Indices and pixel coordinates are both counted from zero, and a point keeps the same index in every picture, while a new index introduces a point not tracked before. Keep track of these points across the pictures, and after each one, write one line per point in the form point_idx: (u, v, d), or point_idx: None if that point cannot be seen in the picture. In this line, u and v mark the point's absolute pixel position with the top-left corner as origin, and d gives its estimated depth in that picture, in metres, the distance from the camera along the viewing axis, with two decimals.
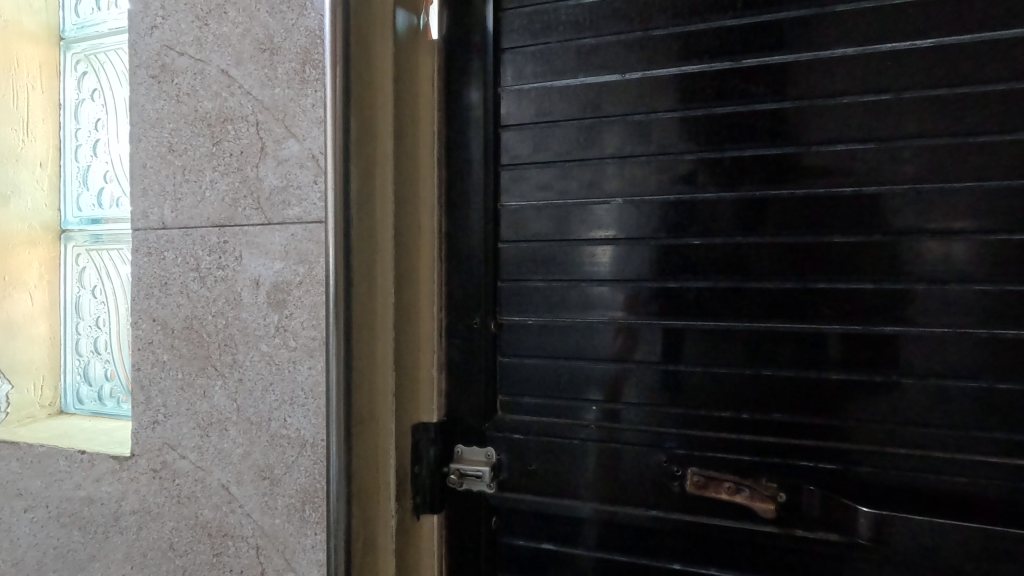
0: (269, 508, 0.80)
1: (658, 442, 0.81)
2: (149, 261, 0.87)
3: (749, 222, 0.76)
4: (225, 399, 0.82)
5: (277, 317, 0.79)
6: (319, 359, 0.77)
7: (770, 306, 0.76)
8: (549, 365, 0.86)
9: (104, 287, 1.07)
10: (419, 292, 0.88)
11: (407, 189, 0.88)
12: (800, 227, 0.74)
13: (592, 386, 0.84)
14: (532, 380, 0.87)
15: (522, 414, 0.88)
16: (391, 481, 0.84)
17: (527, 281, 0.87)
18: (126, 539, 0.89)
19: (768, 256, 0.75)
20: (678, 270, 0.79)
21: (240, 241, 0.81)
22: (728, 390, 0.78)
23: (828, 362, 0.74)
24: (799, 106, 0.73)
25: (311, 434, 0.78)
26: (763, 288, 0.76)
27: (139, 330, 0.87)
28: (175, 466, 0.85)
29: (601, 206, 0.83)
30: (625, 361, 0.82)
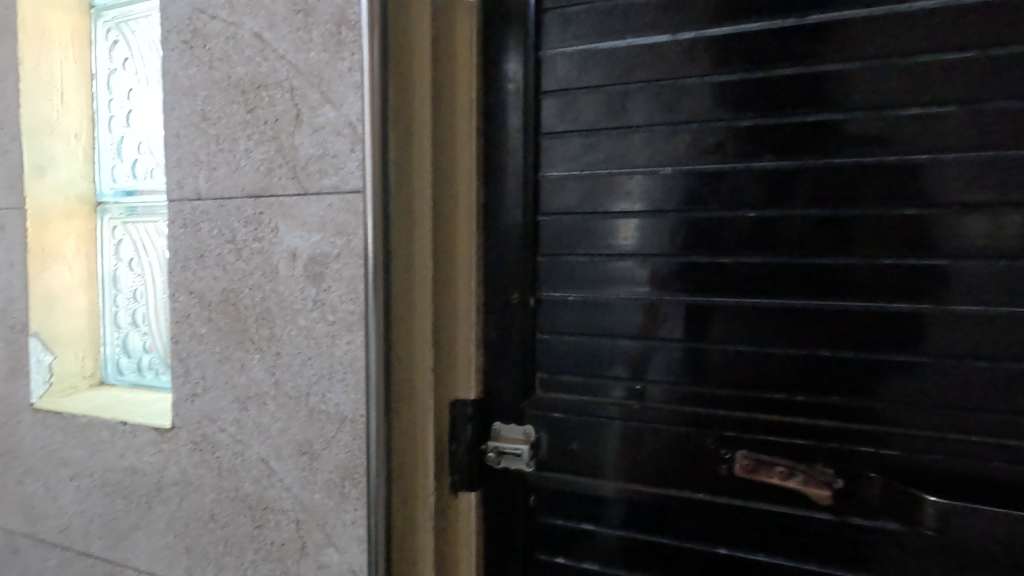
0: (309, 482, 0.79)
1: (696, 424, 0.78)
2: (185, 233, 0.86)
3: (797, 194, 0.71)
4: (263, 372, 0.81)
5: (315, 291, 0.77)
6: (358, 334, 0.75)
7: (810, 281, 0.71)
8: (586, 342, 0.83)
9: (142, 259, 1.08)
10: (455, 267, 0.85)
11: (444, 161, 0.84)
12: (855, 200, 0.69)
13: (635, 367, 0.80)
14: (574, 359, 0.84)
15: (561, 394, 0.85)
16: (426, 459, 0.82)
17: (567, 256, 0.83)
18: (168, 509, 0.90)
19: (822, 229, 0.70)
20: (717, 246, 0.75)
21: (276, 213, 0.79)
22: (768, 370, 0.74)
23: (874, 346, 0.69)
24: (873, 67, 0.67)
25: (350, 410, 0.76)
26: (805, 264, 0.71)
27: (177, 303, 0.87)
28: (215, 439, 0.85)
29: (630, 177, 0.79)
30: (659, 340, 0.79)
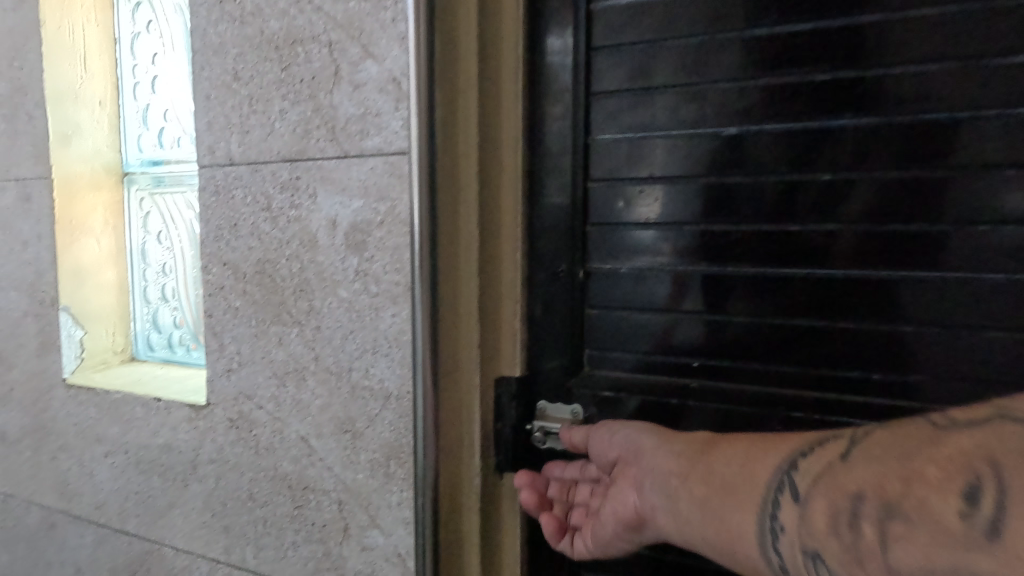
0: (351, 462, 0.75)
1: (736, 405, 0.71)
2: (217, 201, 0.81)
3: (843, 153, 0.64)
4: (302, 347, 0.77)
5: (357, 260, 0.73)
6: (404, 306, 0.71)
7: (851, 249, 0.65)
8: (628, 318, 0.77)
9: (171, 232, 1.04)
10: (500, 236, 0.80)
11: (489, 121, 0.78)
12: (908, 157, 0.62)
13: (689, 347, 0.74)
14: (625, 335, 0.78)
15: (610, 373, 0.79)
16: (470, 439, 0.78)
17: (617, 226, 0.77)
18: (205, 487, 0.87)
19: (876, 192, 0.63)
20: (753, 212, 0.69)
21: (314, 178, 0.74)
22: (807, 347, 0.68)
23: (924, 318, 0.63)
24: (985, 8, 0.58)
25: (395, 387, 0.72)
26: (848, 230, 0.65)
27: (211, 275, 0.83)
28: (252, 417, 0.82)
29: (656, 141, 0.73)
30: (682, 313, 0.74)
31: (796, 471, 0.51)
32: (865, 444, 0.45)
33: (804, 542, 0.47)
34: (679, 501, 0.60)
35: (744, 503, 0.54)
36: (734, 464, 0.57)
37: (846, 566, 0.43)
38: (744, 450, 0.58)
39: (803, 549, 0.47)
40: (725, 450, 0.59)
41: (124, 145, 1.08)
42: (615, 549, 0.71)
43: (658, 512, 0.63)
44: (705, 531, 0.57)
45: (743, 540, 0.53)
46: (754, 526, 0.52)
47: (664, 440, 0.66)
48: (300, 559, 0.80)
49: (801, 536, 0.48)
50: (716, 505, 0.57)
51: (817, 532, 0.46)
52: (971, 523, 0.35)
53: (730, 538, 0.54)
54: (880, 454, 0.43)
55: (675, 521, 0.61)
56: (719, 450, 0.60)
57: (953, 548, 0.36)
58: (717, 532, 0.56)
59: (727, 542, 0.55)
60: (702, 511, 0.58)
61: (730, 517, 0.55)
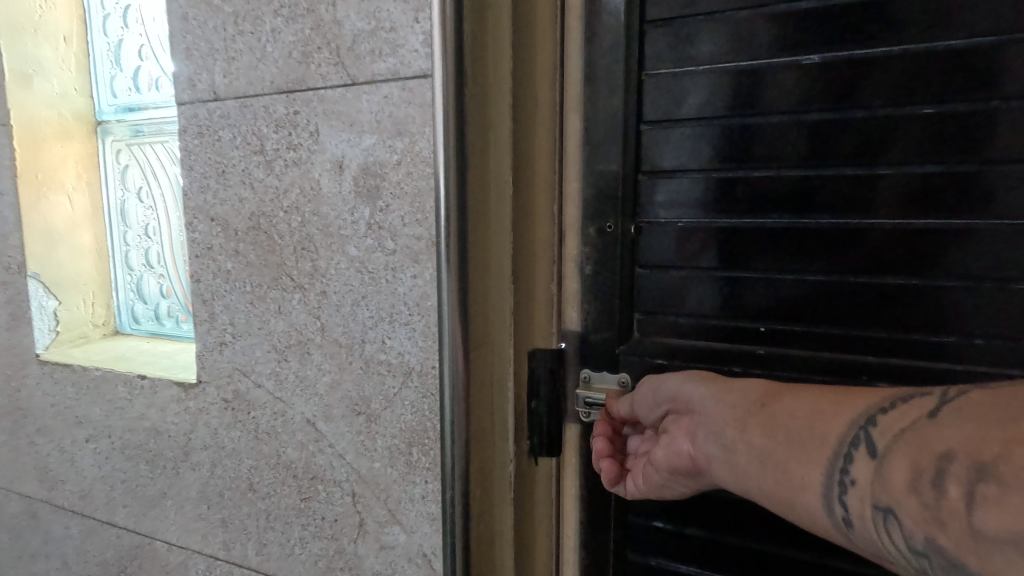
0: (366, 449, 0.65)
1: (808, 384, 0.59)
2: (201, 144, 0.69)
3: (958, 73, 0.50)
4: (306, 316, 0.66)
5: (370, 211, 0.60)
6: (426, 265, 0.59)
7: (959, 188, 0.51)
8: (675, 283, 0.64)
9: (153, 190, 0.92)
10: (532, 186, 0.66)
11: (526, 41, 0.64)
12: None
13: (757, 316, 0.60)
14: (679, 303, 0.64)
15: (658, 347, 0.65)
16: (497, 424, 0.67)
17: (660, 178, 0.63)
18: (200, 476, 0.77)
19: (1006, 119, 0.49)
20: (834, 151, 0.55)
21: (316, 111, 0.62)
22: (890, 314, 0.55)
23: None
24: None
25: (418, 361, 0.60)
26: (960, 169, 0.51)
27: (197, 234, 0.71)
28: (250, 397, 0.71)
29: (704, 70, 0.59)
30: (698, 270, 0.62)
31: (875, 428, 0.42)
32: (959, 405, 0.39)
33: (876, 497, 0.41)
34: (733, 452, 0.52)
35: (814, 457, 0.46)
36: (801, 415, 0.48)
37: (921, 525, 0.36)
38: (812, 401, 0.49)
39: (873, 504, 0.41)
40: (788, 399, 0.50)
41: (97, 89, 0.94)
42: (667, 495, 0.62)
43: (714, 463, 0.54)
44: (761, 483, 0.49)
45: (805, 491, 0.45)
46: (824, 481, 0.44)
47: (716, 389, 0.56)
48: (310, 558, 0.70)
49: (875, 490, 0.41)
50: (777, 458, 0.48)
51: (894, 487, 0.39)
52: None
53: (799, 493, 0.46)
54: (977, 413, 0.37)
55: (731, 472, 0.52)
56: (781, 399, 0.51)
57: None
58: (778, 488, 0.48)
59: (791, 499, 0.47)
60: (761, 465, 0.49)
61: (796, 470, 0.46)
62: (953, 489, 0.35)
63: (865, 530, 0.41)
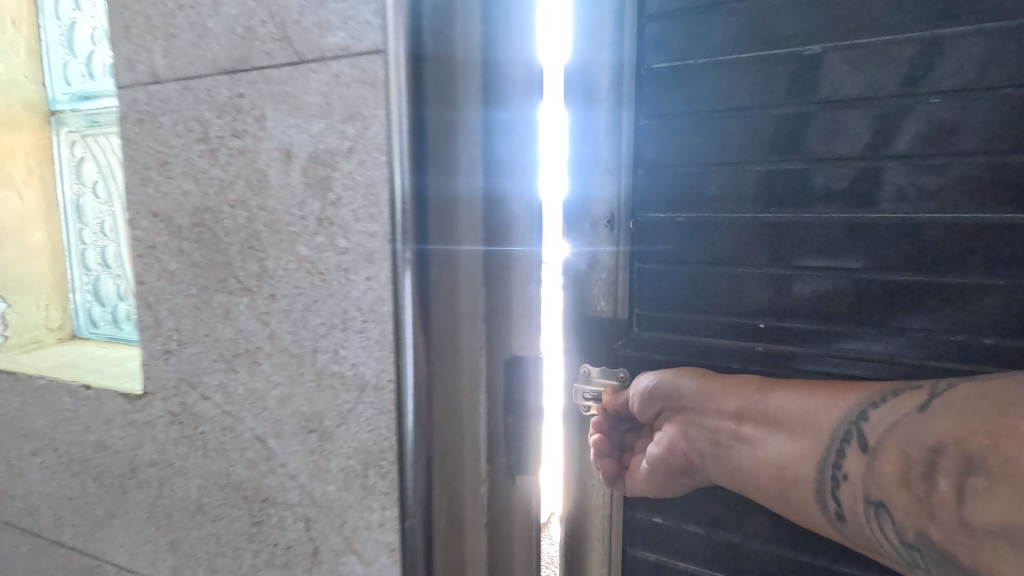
0: (320, 471, 0.58)
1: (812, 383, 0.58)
2: (142, 131, 0.62)
3: (976, 69, 0.49)
4: (254, 322, 0.59)
5: (321, 205, 0.54)
6: (382, 267, 0.52)
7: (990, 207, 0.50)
8: (692, 279, 0.62)
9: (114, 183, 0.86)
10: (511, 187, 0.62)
11: (503, 33, 0.60)
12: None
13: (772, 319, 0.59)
14: (697, 301, 0.62)
15: (669, 345, 0.63)
16: (469, 440, 0.61)
17: (668, 172, 0.62)
18: (147, 495, 0.70)
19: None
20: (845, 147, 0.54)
21: (262, 93, 0.55)
22: (920, 312, 0.53)
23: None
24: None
25: (373, 374, 0.54)
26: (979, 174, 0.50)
27: (139, 231, 0.64)
28: (197, 410, 0.64)
29: (711, 58, 0.58)
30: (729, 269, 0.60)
31: (867, 423, 0.52)
32: (945, 398, 0.48)
33: (867, 493, 0.52)
34: (728, 451, 0.60)
35: (808, 452, 0.56)
36: (794, 412, 0.56)
37: (914, 519, 0.48)
38: (807, 389, 0.55)
39: (864, 497, 0.52)
40: (780, 393, 0.56)
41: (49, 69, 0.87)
42: (667, 492, 0.65)
43: (709, 465, 0.61)
44: (755, 479, 0.58)
45: (797, 482, 0.56)
46: (816, 476, 0.55)
47: (717, 385, 0.59)
48: None
49: (865, 486, 0.52)
50: (777, 460, 0.57)
51: (883, 485, 0.51)
52: None
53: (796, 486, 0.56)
54: (960, 409, 0.47)
55: (726, 470, 0.60)
56: (779, 393, 0.56)
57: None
58: (774, 485, 0.57)
59: (783, 495, 0.57)
60: (758, 463, 0.58)
61: (789, 468, 0.56)
62: (943, 482, 0.46)
63: (858, 523, 0.53)
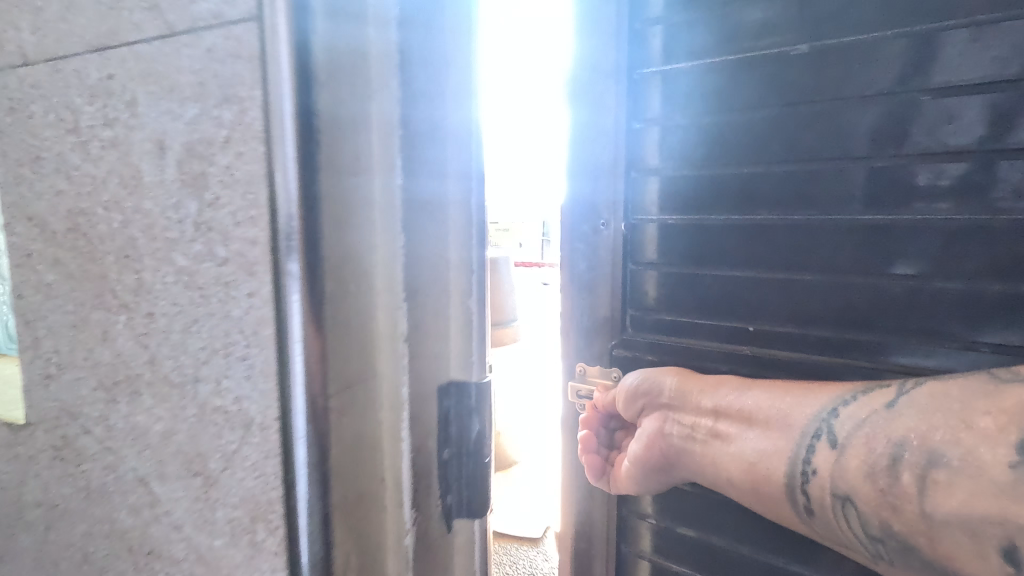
0: (205, 522, 0.49)
1: (754, 359, 1.19)
2: (13, 123, 0.54)
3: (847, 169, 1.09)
4: (133, 345, 0.50)
5: (198, 206, 0.45)
6: (263, 282, 0.43)
7: (882, 236, 1.07)
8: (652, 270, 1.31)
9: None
10: (444, 191, 0.54)
11: (426, 21, 0.52)
12: (903, 173, 1.04)
13: (723, 311, 1.23)
14: (653, 283, 1.31)
15: (646, 326, 1.33)
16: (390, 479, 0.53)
17: None
18: (33, 539, 0.61)
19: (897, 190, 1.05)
20: None
21: (133, 74, 0.46)
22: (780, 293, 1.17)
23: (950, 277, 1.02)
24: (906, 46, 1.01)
25: (258, 410, 0.45)
26: (916, 220, 1.04)
27: (14, 238, 0.56)
28: (80, 445, 0.55)
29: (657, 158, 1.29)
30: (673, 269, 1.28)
31: (831, 429, 0.98)
32: (908, 400, 0.91)
33: (837, 489, 0.95)
34: (693, 447, 1.18)
35: (779, 446, 1.04)
36: (773, 413, 1.07)
37: (879, 512, 0.87)
38: (784, 396, 1.08)
39: (833, 494, 0.95)
40: (723, 390, 1.15)
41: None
42: (645, 485, 1.30)
43: (681, 454, 1.21)
44: (725, 470, 1.12)
45: (768, 479, 1.05)
46: (790, 462, 1.02)
47: (679, 387, 1.21)
48: None
49: (833, 488, 0.95)
50: (739, 468, 1.09)
51: (848, 481, 0.93)
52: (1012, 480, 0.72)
53: (767, 478, 1.05)
54: (921, 402, 0.89)
55: (701, 466, 1.17)
56: (720, 395, 1.15)
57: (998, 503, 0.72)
58: (748, 480, 1.08)
59: (751, 487, 1.08)
60: (727, 470, 1.11)
61: (767, 477, 1.05)
62: (910, 484, 0.83)
63: (830, 522, 0.97)
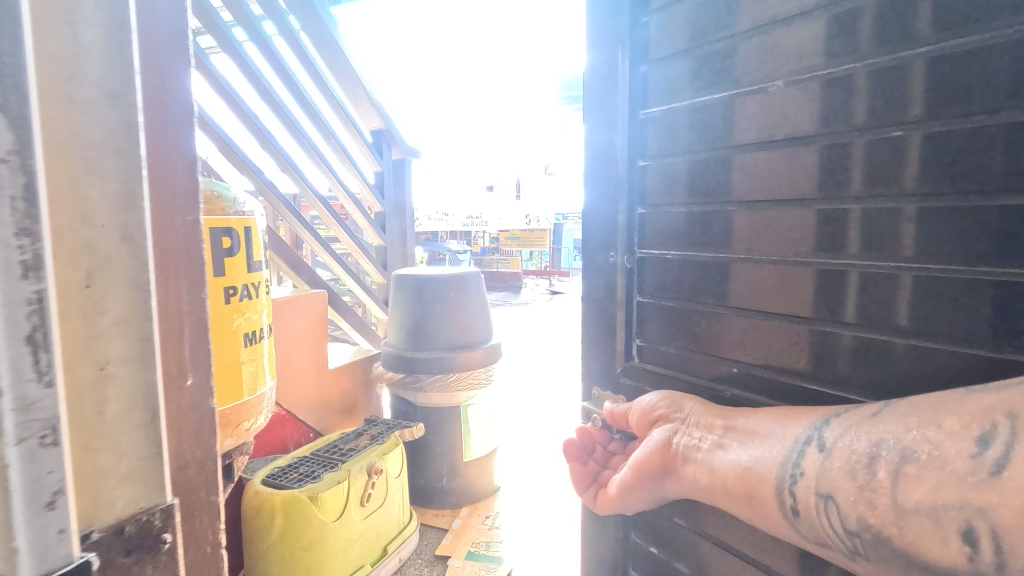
0: None
1: (742, 399, 1.32)
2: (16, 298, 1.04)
3: (900, 174, 1.00)
4: None
5: None
6: None
7: (923, 293, 1.00)
8: (667, 299, 1.47)
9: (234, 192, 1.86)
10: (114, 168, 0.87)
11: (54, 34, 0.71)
12: (837, 149, 1.08)
13: (722, 344, 1.36)
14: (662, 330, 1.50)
15: (653, 365, 1.54)
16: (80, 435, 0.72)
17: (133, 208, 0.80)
18: None
19: (845, 232, 1.09)
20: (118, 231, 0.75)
21: None
22: (780, 349, 1.23)
23: (845, 317, 1.11)
24: (938, 58, 0.94)
25: None
26: (922, 274, 0.99)
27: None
28: None
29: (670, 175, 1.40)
30: (676, 310, 1.46)
31: (821, 434, 1.09)
32: (892, 410, 1.00)
33: (821, 493, 1.06)
34: (671, 463, 1.39)
35: (757, 480, 1.18)
36: (767, 424, 1.20)
37: (849, 504, 1.01)
38: (777, 417, 1.19)
39: (815, 495, 1.07)
40: (745, 416, 1.25)
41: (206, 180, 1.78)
42: (629, 497, 1.52)
43: (642, 467, 1.45)
44: (719, 493, 1.25)
45: (760, 492, 1.17)
46: (777, 482, 1.14)
47: (701, 404, 1.35)
48: None
49: (816, 486, 1.07)
50: (735, 492, 1.22)
51: (835, 488, 1.04)
52: (985, 472, 0.85)
53: (758, 483, 1.18)
54: (902, 412, 0.98)
55: (696, 489, 1.32)
56: (737, 420, 1.26)
57: (966, 491, 0.86)
58: (739, 492, 1.21)
59: (742, 500, 1.21)
60: (720, 488, 1.25)
61: (752, 493, 1.19)
62: (887, 479, 0.96)
63: (813, 524, 1.08)
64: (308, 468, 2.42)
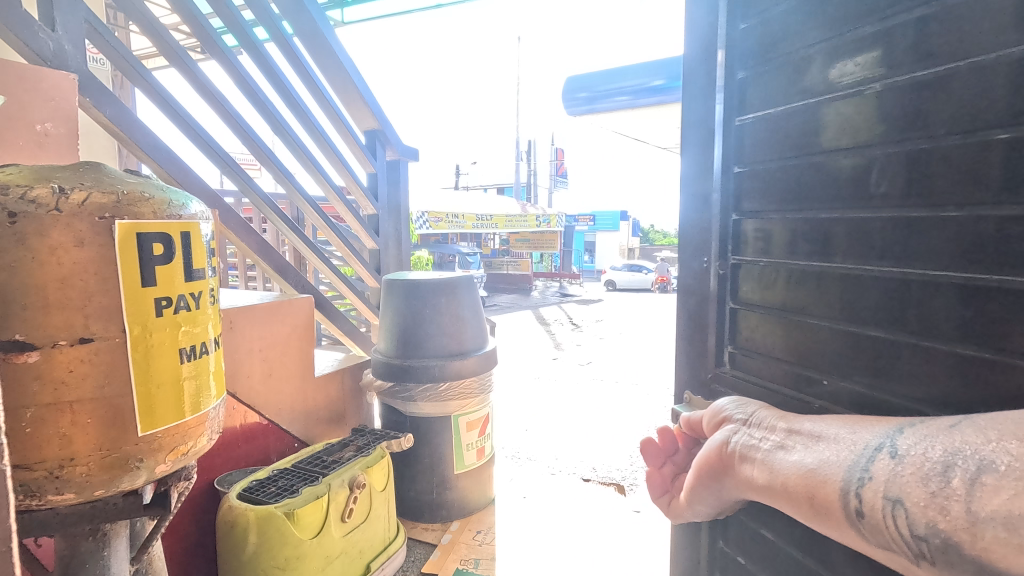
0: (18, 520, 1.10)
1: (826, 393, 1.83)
2: None
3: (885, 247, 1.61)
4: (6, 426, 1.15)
5: None
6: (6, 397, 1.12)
7: (949, 301, 1.46)
8: (743, 324, 2.21)
9: (186, 198, 1.74)
10: None
11: None
12: (918, 151, 1.51)
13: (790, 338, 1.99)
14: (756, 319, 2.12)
15: (736, 372, 2.25)
16: None
17: None
18: None
19: (881, 234, 1.61)
20: None
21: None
22: (871, 349, 1.67)
23: (947, 336, 1.47)
24: (949, 77, 1.43)
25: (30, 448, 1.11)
26: (951, 284, 1.45)
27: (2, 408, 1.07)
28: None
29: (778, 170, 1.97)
30: (764, 316, 2.09)
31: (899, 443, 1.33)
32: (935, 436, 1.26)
33: (894, 501, 1.26)
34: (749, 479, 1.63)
35: (819, 491, 1.41)
36: (802, 490, 1.46)
37: (921, 513, 1.20)
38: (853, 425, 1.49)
39: (873, 496, 1.30)
40: (788, 490, 1.50)
41: (146, 185, 1.66)
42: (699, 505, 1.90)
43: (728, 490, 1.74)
44: (778, 498, 1.52)
45: (827, 495, 1.39)
46: (846, 505, 1.35)
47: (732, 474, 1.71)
48: None
49: (888, 492, 1.28)
50: (807, 501, 1.45)
51: (905, 496, 1.25)
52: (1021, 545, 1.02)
53: (823, 486, 1.41)
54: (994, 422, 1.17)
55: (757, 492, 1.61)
56: (805, 429, 1.59)
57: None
58: (808, 501, 1.44)
59: (814, 506, 1.42)
60: (787, 495, 1.50)
61: (820, 504, 1.41)
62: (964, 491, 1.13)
63: (880, 528, 1.28)
64: (286, 482, 3.03)
